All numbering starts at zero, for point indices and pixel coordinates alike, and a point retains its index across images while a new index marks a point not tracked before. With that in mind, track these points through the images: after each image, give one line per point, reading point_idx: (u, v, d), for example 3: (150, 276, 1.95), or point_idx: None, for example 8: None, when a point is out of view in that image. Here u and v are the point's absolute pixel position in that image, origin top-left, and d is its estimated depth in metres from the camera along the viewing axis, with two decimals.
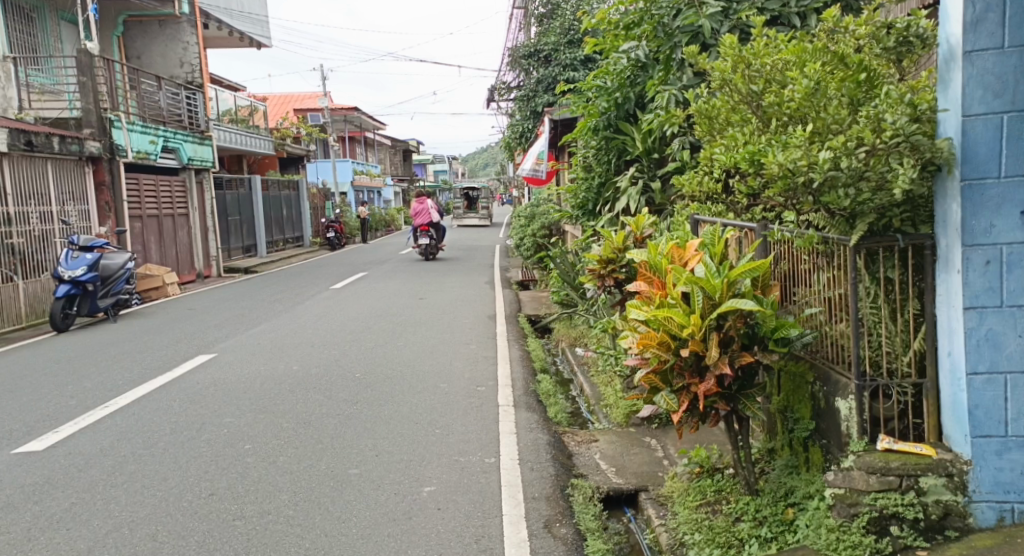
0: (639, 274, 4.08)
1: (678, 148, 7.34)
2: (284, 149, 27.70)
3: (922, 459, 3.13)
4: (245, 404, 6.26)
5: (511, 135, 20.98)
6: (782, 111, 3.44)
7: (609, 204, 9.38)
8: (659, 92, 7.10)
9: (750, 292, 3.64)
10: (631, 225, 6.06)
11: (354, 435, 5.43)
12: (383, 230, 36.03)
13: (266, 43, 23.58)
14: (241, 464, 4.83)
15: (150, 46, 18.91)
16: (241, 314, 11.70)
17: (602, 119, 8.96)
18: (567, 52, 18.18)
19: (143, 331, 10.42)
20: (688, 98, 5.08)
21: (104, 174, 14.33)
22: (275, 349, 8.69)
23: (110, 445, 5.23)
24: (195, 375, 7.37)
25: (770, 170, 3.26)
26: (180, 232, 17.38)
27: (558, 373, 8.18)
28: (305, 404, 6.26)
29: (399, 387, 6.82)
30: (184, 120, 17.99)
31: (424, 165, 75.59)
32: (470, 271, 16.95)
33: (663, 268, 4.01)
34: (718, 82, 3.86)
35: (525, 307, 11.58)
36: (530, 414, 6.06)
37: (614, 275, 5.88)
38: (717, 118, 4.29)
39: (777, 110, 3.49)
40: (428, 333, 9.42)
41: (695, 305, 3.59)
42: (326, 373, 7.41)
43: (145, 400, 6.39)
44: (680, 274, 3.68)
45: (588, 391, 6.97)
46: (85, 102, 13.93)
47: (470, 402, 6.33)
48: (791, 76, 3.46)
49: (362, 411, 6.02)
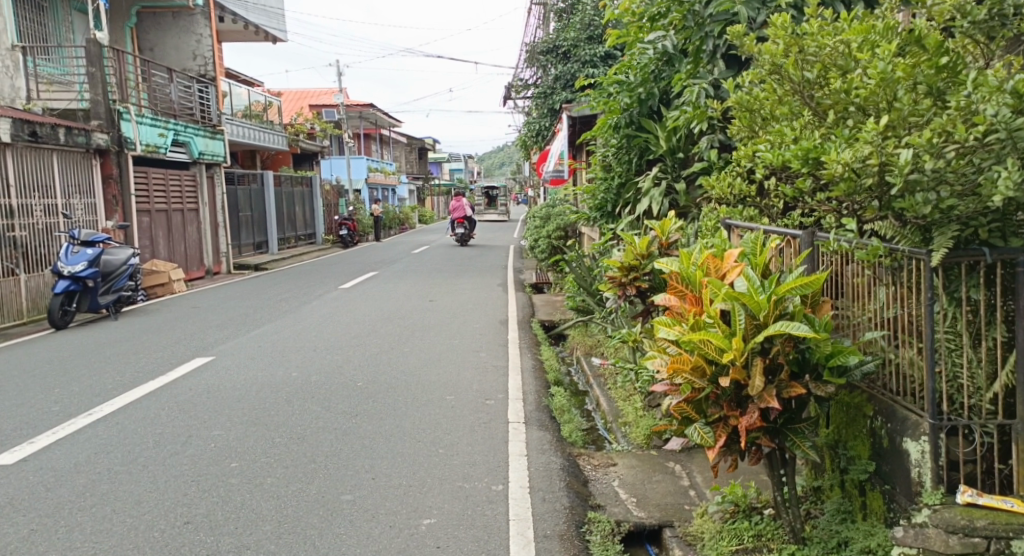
0: (669, 288, 3.60)
1: (705, 146, 6.84)
2: (297, 144, 27.32)
3: (1013, 518, 2.68)
4: (237, 415, 5.81)
5: (528, 133, 20.53)
6: (849, 99, 2.98)
7: (630, 206, 8.89)
8: (687, 86, 6.66)
9: (801, 311, 3.15)
10: (656, 229, 5.57)
11: (351, 454, 4.97)
12: (396, 229, 35.61)
13: (282, 37, 23.22)
14: (224, 486, 4.38)
15: (163, 38, 18.56)
16: (246, 313, 11.27)
17: (623, 116, 8.48)
18: (587, 48, 17.68)
19: (142, 330, 9.98)
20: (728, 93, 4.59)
21: (112, 168, 13.91)
22: (276, 353, 8.24)
23: (86, 459, 4.79)
24: (188, 381, 6.92)
25: (830, 170, 2.82)
26: (189, 227, 17.02)
27: (572, 384, 7.71)
28: (301, 416, 5.81)
29: (403, 400, 6.35)
30: (196, 113, 17.59)
31: (440, 164, 75.12)
32: (483, 272, 16.50)
33: (696, 280, 3.53)
34: (767, 69, 3.40)
35: (539, 311, 11.11)
36: (542, 433, 5.58)
37: (635, 283, 5.38)
38: (759, 111, 3.83)
39: (843, 97, 3.02)
40: (437, 339, 8.98)
41: (737, 326, 3.12)
42: (327, 381, 6.96)
43: (133, 408, 5.95)
44: (719, 289, 3.21)
45: (604, 407, 6.50)
46: (95, 93, 13.54)
47: (478, 418, 5.86)
48: (862, 59, 3.00)
49: (361, 427, 5.56)
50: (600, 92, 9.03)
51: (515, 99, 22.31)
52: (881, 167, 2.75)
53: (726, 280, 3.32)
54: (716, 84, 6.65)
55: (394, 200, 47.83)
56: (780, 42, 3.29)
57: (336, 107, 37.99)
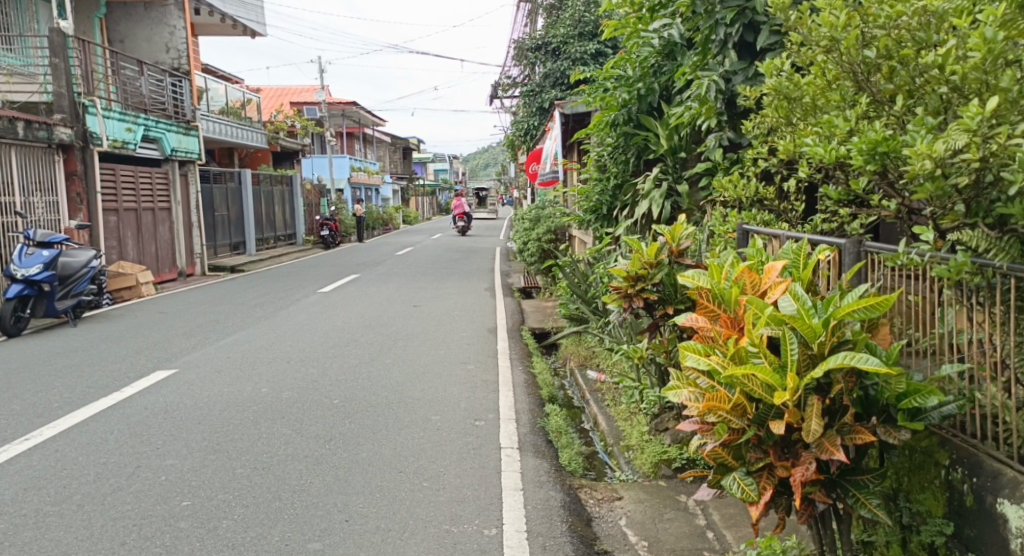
0: (697, 308, 3.07)
1: (713, 145, 6.24)
2: (277, 142, 26.67)
3: None
4: (194, 441, 5.24)
5: (515, 133, 19.96)
6: (943, 74, 2.66)
7: (628, 208, 8.33)
8: (696, 78, 6.09)
9: (862, 339, 2.58)
10: (665, 235, 5.05)
11: (322, 490, 4.41)
12: (380, 229, 34.94)
13: (261, 31, 22.55)
14: (171, 531, 3.80)
15: (135, 29, 17.91)
16: (217, 319, 10.66)
17: (621, 113, 7.90)
18: (577, 44, 17.10)
19: (104, 338, 9.37)
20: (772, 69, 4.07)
21: (76, 164, 13.26)
22: (246, 365, 7.65)
23: (14, 496, 4.21)
24: (144, 398, 6.33)
25: (913, 169, 2.48)
26: (161, 227, 16.32)
27: (567, 399, 7.15)
28: (267, 443, 5.24)
29: (382, 421, 5.78)
30: (168, 108, 16.92)
31: (425, 164, 74.37)
32: (470, 275, 15.90)
33: (732, 298, 3.01)
34: (824, 44, 3.07)
35: (529, 318, 10.53)
36: (539, 461, 5.02)
37: (642, 295, 4.82)
38: (799, 100, 3.48)
39: (936, 73, 2.68)
40: (420, 348, 8.42)
41: (790, 357, 2.55)
42: (300, 398, 6.38)
43: (78, 432, 5.35)
44: (762, 311, 2.66)
45: (603, 427, 5.95)
46: (57, 85, 12.87)
47: (466, 443, 5.29)
48: (957, 27, 2.66)
49: (332, 455, 5.00)
50: (595, 89, 8.53)
51: (502, 98, 21.72)
52: (981, 162, 2.40)
53: (769, 300, 2.79)
54: (727, 77, 6.07)
55: (377, 199, 47.13)
56: (838, 15, 3.00)
57: (319, 104, 37.33)
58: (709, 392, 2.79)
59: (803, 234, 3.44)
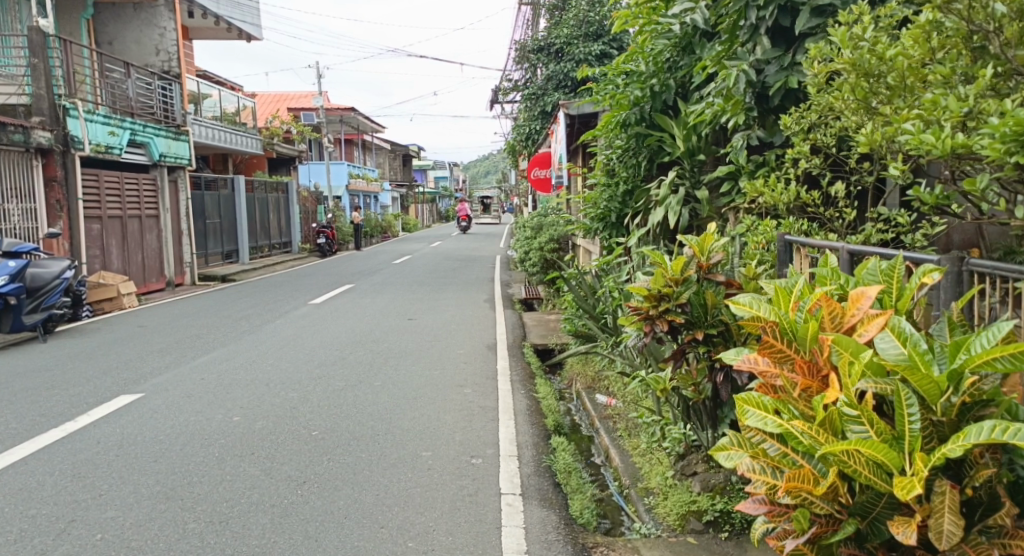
0: (761, 345, 2.76)
1: (740, 145, 5.51)
2: (272, 148, 25.93)
3: None
4: (146, 485, 4.55)
5: (517, 137, 19.31)
6: None
7: (640, 216, 7.58)
8: (722, 69, 5.36)
9: (999, 404, 2.28)
10: (693, 247, 4.36)
11: (288, 552, 3.75)
12: (378, 237, 34.16)
13: (256, 34, 21.88)
14: None
15: (123, 30, 17.24)
16: (198, 334, 9.95)
17: (633, 112, 7.25)
18: (582, 45, 16.40)
19: (71, 355, 8.65)
20: (851, 59, 3.35)
21: (56, 169, 12.58)
22: (221, 388, 6.93)
23: None
24: (101, 429, 5.66)
25: None
26: (147, 234, 15.59)
27: (574, 428, 6.40)
28: (230, 487, 4.55)
29: (366, 458, 5.08)
30: (157, 112, 16.20)
31: (425, 171, 73.66)
32: (468, 285, 15.15)
33: (808, 336, 2.69)
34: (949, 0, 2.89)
35: (531, 333, 9.81)
36: (546, 512, 4.34)
37: (666, 317, 4.16)
38: (882, 76, 3.28)
39: None
40: (413, 368, 7.73)
41: (909, 427, 2.29)
42: (275, 429, 5.69)
43: (14, 475, 4.68)
44: (859, 366, 2.39)
45: (617, 462, 5.19)
46: (37, 87, 12.14)
47: (460, 488, 4.60)
48: None
49: (304, 506, 4.31)
50: (604, 86, 7.89)
51: (504, 103, 20.98)
52: None
53: (863, 336, 2.48)
54: (757, 67, 5.34)
55: (376, 206, 46.36)
56: None
57: (316, 109, 36.56)
58: (780, 461, 2.58)
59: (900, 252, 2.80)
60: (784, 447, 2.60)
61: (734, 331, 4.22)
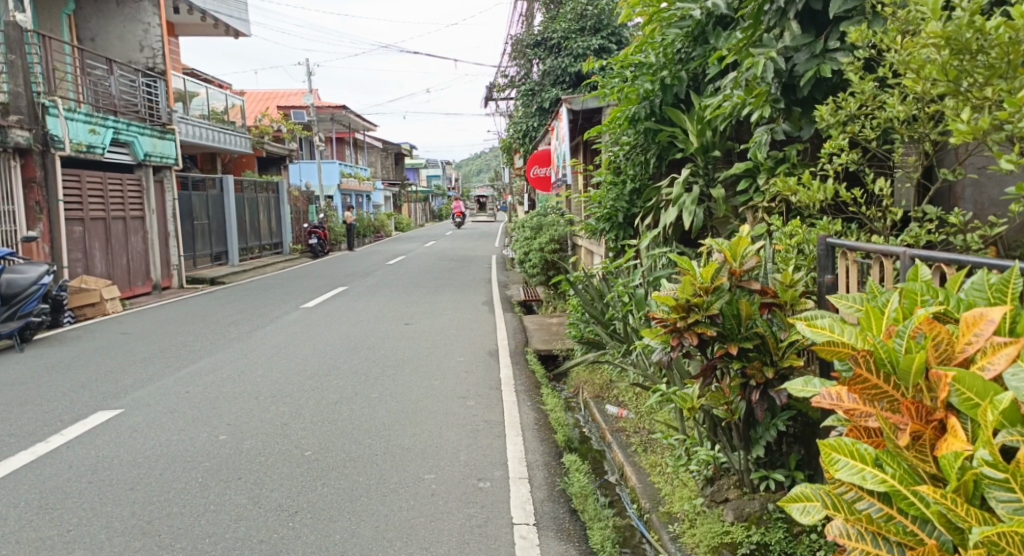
0: (855, 380, 2.45)
1: (763, 140, 5.12)
2: (263, 147, 25.45)
3: None
4: (119, 518, 4.13)
5: (513, 135, 18.92)
6: None
7: (650, 216, 7.17)
8: (749, 57, 4.96)
9: None
10: (724, 252, 3.97)
11: None
12: (371, 237, 33.69)
13: (245, 30, 21.42)
14: None
15: (106, 26, 16.77)
16: (185, 341, 9.51)
17: (643, 107, 6.88)
18: (580, 40, 16.03)
19: (49, 366, 8.21)
20: (939, 32, 2.97)
21: (35, 170, 12.13)
22: (207, 403, 6.51)
23: None
24: (74, 451, 5.25)
25: None
26: (133, 237, 15.12)
27: (584, 441, 5.98)
28: (213, 519, 4.14)
29: (362, 481, 4.68)
30: (141, 110, 15.73)
31: (417, 169, 73.11)
32: (465, 287, 14.72)
33: (910, 369, 2.37)
34: None
35: (533, 338, 9.40)
36: (563, 546, 3.96)
37: (696, 330, 3.75)
38: (982, 51, 2.95)
39: None
40: (411, 378, 7.32)
41: None
42: (265, 449, 5.28)
43: None
44: (993, 417, 2.11)
45: (633, 482, 4.76)
46: (14, 84, 11.67)
47: (468, 517, 4.20)
48: None
49: (294, 540, 3.91)
50: (608, 80, 7.50)
51: (499, 99, 20.57)
52: None
53: (990, 372, 2.18)
54: (785, 55, 4.95)
55: (369, 205, 45.95)
56: None
57: (307, 107, 36.06)
58: (889, 526, 2.34)
59: (989, 264, 2.44)
60: (889, 509, 2.36)
61: (771, 344, 3.80)
